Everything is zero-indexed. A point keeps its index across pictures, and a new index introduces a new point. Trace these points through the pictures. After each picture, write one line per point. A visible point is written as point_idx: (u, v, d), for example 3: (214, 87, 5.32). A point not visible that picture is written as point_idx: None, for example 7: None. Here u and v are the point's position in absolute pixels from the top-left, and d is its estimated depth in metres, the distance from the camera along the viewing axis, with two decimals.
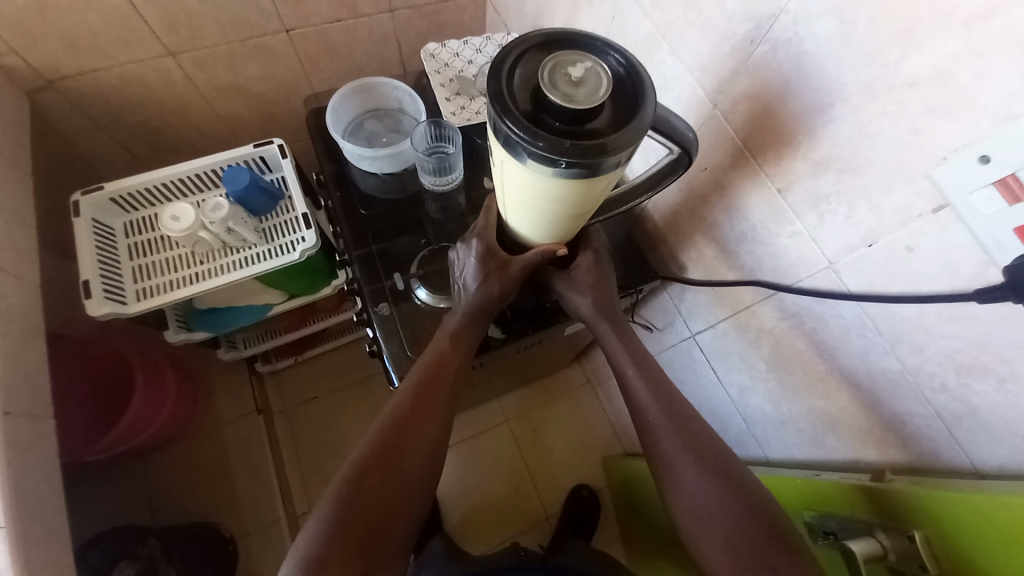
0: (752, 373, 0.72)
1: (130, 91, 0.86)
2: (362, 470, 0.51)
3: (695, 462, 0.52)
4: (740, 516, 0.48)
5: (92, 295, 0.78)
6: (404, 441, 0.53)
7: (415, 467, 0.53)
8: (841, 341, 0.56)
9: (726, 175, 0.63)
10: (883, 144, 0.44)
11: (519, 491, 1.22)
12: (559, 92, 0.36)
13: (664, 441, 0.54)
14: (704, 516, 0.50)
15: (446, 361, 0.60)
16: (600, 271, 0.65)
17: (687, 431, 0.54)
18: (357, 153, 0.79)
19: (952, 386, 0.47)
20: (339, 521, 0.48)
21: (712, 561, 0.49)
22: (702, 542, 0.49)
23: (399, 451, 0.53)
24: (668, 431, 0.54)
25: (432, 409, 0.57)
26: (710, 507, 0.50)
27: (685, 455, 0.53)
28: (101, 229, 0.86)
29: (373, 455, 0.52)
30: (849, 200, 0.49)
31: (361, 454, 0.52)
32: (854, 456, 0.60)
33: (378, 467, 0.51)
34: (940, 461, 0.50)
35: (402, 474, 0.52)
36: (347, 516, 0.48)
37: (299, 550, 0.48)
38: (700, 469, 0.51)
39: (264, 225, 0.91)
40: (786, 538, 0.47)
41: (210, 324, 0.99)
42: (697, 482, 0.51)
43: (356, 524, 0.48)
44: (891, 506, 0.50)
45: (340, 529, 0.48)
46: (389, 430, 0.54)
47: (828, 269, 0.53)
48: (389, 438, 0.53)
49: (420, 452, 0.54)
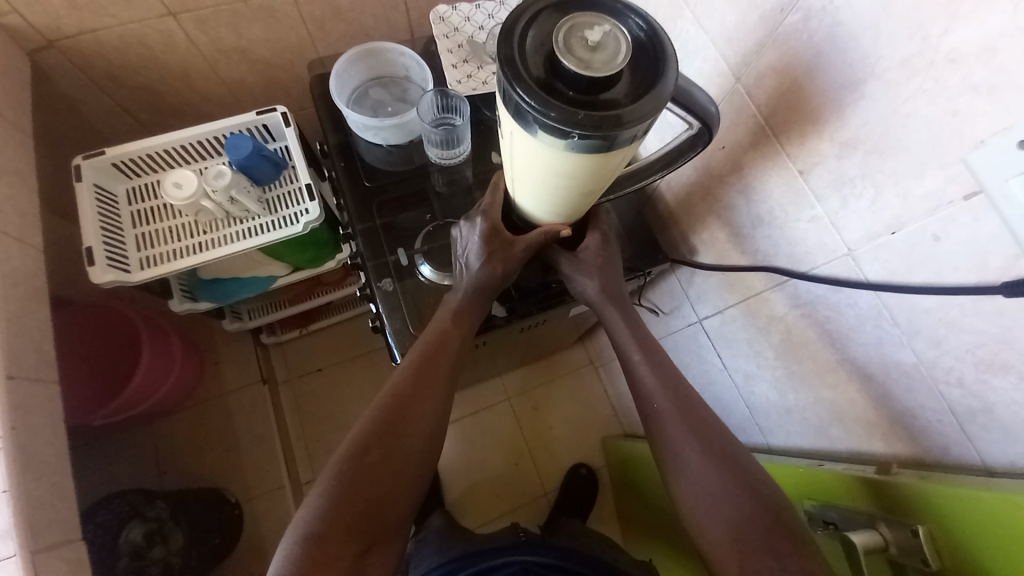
0: (759, 361, 0.71)
1: (131, 53, 0.83)
2: (362, 447, 0.51)
3: (701, 448, 0.51)
4: (745, 503, 0.48)
5: (95, 261, 0.77)
6: (404, 419, 0.53)
7: (415, 444, 0.53)
8: (854, 333, 0.54)
9: (745, 155, 0.60)
10: (917, 126, 0.42)
11: (518, 467, 1.23)
12: (574, 58, 0.33)
13: (670, 428, 0.53)
14: (710, 502, 0.49)
15: (446, 340, 0.59)
16: (608, 252, 0.64)
17: (694, 418, 0.53)
18: (362, 123, 0.76)
19: (969, 381, 0.45)
20: (338, 498, 0.48)
21: (714, 548, 0.48)
22: (706, 529, 0.49)
23: (399, 429, 0.52)
24: (674, 418, 0.54)
25: (433, 388, 0.56)
26: (715, 493, 0.49)
27: (692, 440, 0.52)
28: (103, 196, 0.84)
29: (373, 433, 0.52)
30: (876, 184, 0.47)
31: (361, 432, 0.52)
32: (859, 447, 0.59)
33: (378, 446, 0.51)
34: (949, 456, 0.49)
35: (402, 454, 0.52)
36: (346, 493, 0.48)
37: (299, 524, 0.48)
38: (706, 455, 0.51)
39: (267, 196, 0.90)
40: (790, 526, 0.46)
41: (214, 295, 0.98)
42: (702, 467, 0.50)
43: (356, 501, 0.48)
44: (893, 499, 0.50)
45: (340, 505, 0.48)
46: (389, 407, 0.53)
47: (847, 257, 0.51)
48: (389, 416, 0.53)
49: (420, 431, 0.54)
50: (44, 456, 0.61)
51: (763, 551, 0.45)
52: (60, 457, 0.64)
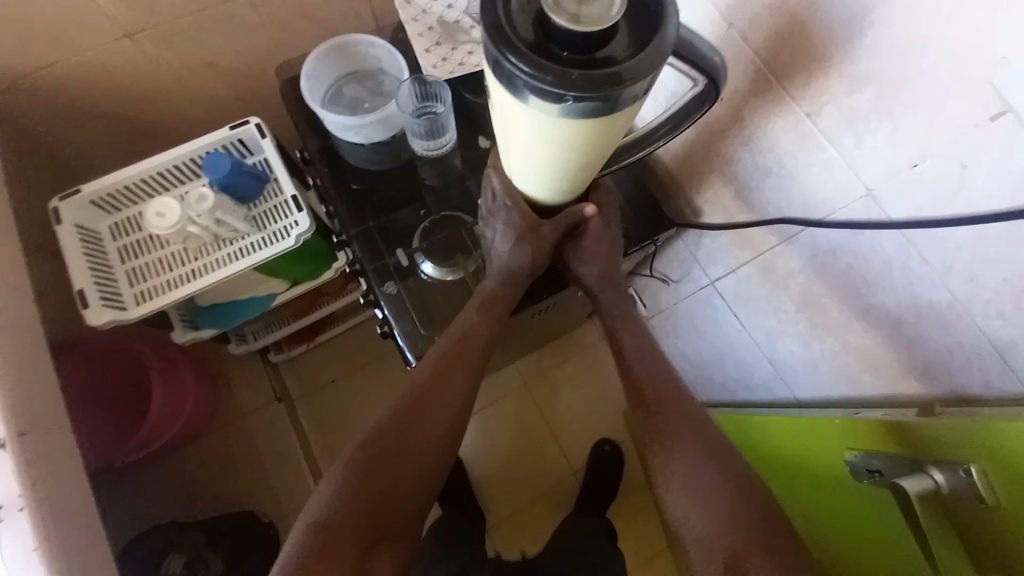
0: (779, 315, 0.69)
1: (94, 82, 0.79)
2: (375, 442, 0.54)
3: (692, 438, 0.56)
4: (731, 493, 0.52)
5: (89, 304, 0.77)
6: (421, 417, 0.57)
7: (429, 440, 0.56)
8: (881, 278, 0.52)
9: (745, 104, 0.57)
10: (930, 48, 0.38)
11: (545, 451, 1.23)
12: (564, 13, 0.30)
13: (659, 418, 0.58)
14: (695, 486, 0.54)
15: (474, 334, 0.61)
16: (610, 236, 0.62)
17: (680, 411, 0.59)
18: (342, 124, 0.72)
19: (1010, 313, 0.43)
20: (350, 490, 0.51)
21: (687, 528, 0.53)
22: (686, 512, 0.53)
23: (415, 425, 0.56)
24: (660, 411, 0.59)
25: (449, 398, 0.58)
26: (705, 480, 0.53)
27: (682, 431, 0.57)
28: (88, 235, 0.82)
29: (389, 428, 0.55)
30: (893, 116, 0.44)
31: (378, 428, 0.55)
32: (892, 390, 0.58)
33: (393, 441, 0.54)
34: (991, 392, 0.48)
35: (415, 447, 0.55)
36: (358, 484, 0.52)
37: (311, 513, 0.51)
38: (698, 445, 0.56)
39: (253, 213, 0.87)
40: (769, 512, 0.51)
41: (216, 320, 0.96)
42: (691, 457, 0.55)
43: (368, 492, 0.52)
44: (917, 438, 0.52)
45: (352, 496, 0.51)
46: (409, 404, 0.57)
47: (867, 197, 0.49)
48: (407, 413, 0.56)
49: (435, 428, 0.57)
50: (68, 508, 0.60)
51: (757, 549, 0.47)
52: (84, 508, 0.62)
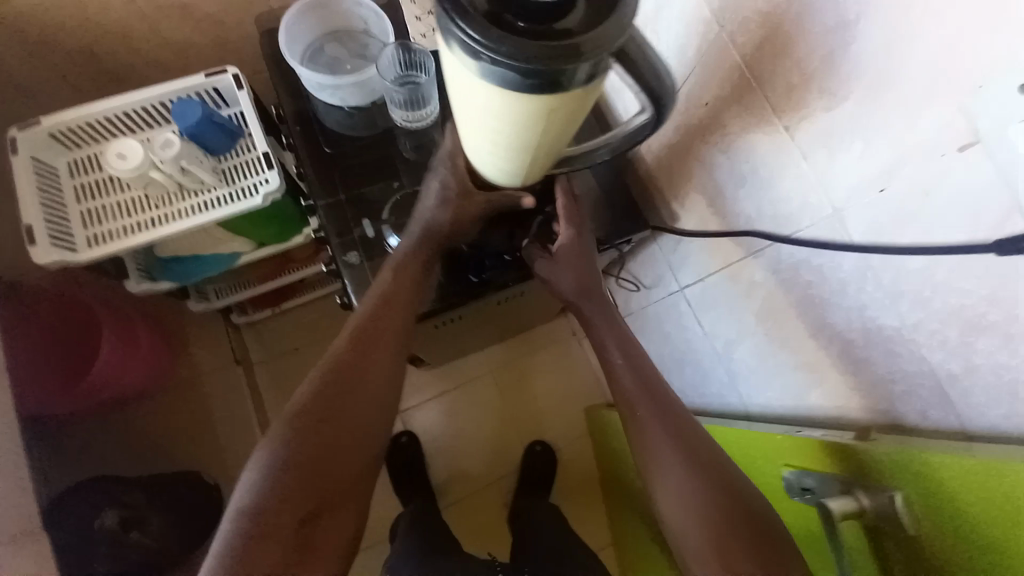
0: (740, 326, 0.69)
1: (61, 13, 0.76)
2: (300, 416, 0.51)
3: (664, 432, 0.54)
4: (711, 496, 0.50)
5: (36, 241, 0.72)
6: (347, 386, 0.54)
7: (360, 412, 0.54)
8: (836, 296, 0.52)
9: (726, 110, 0.56)
10: (910, 66, 0.38)
11: (504, 440, 1.23)
12: None
13: (639, 408, 0.55)
14: (683, 502, 0.50)
15: (394, 296, 0.59)
16: (583, 246, 0.61)
17: (656, 399, 0.55)
18: (317, 81, 0.69)
19: (953, 343, 0.43)
20: (277, 469, 0.49)
21: (684, 540, 0.50)
22: (679, 524, 0.50)
23: (342, 396, 0.53)
24: (641, 398, 0.55)
25: (378, 364, 0.56)
26: (685, 491, 0.51)
27: (655, 422, 0.54)
28: (43, 169, 0.78)
29: (314, 401, 0.52)
30: (866, 135, 0.43)
31: (303, 402, 0.52)
32: (836, 409, 0.58)
33: (318, 414, 0.52)
34: (925, 422, 0.48)
35: (346, 419, 0.53)
36: (286, 462, 0.49)
37: (239, 495, 0.49)
38: (667, 438, 0.53)
39: (223, 166, 0.84)
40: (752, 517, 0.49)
41: (176, 274, 0.92)
42: (669, 461, 0.52)
43: (297, 469, 0.49)
44: (863, 462, 0.51)
45: (279, 474, 0.49)
46: (332, 374, 0.54)
47: (832, 216, 0.49)
48: (332, 383, 0.54)
49: (364, 398, 0.54)
50: None
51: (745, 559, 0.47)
52: None
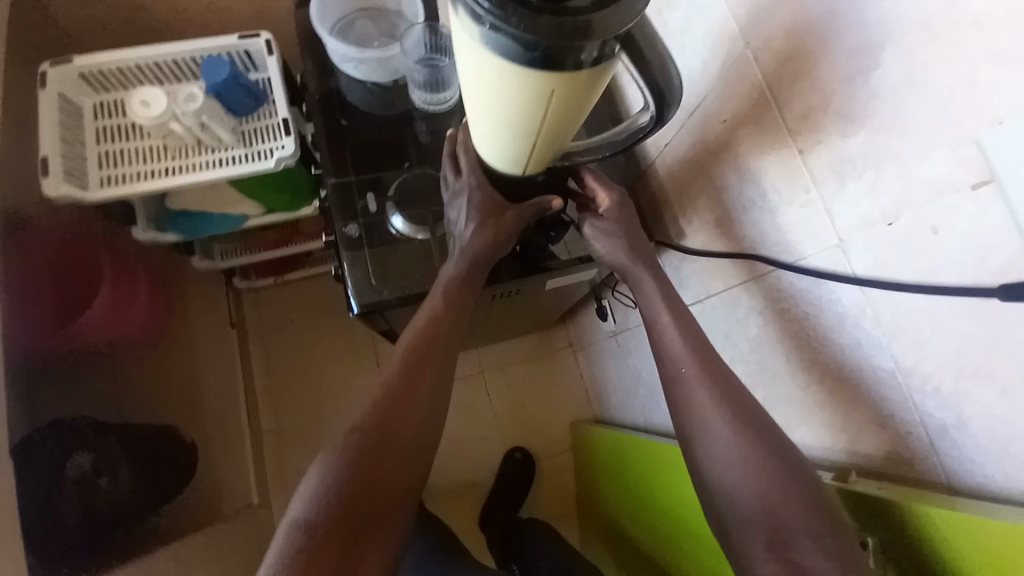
0: (732, 353, 0.67)
1: None
2: (355, 433, 0.47)
3: (736, 433, 0.47)
4: (764, 517, 0.44)
5: (49, 174, 0.72)
6: (400, 403, 0.49)
7: (411, 430, 0.49)
8: (834, 332, 0.50)
9: (743, 128, 0.55)
10: (927, 96, 0.38)
11: (484, 441, 1.21)
12: None
13: (692, 399, 0.49)
14: (732, 503, 0.45)
15: (444, 311, 0.54)
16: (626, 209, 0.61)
17: (735, 412, 0.48)
18: (342, 53, 0.70)
19: (946, 391, 0.42)
20: (331, 487, 0.45)
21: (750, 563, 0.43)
22: (729, 528, 0.45)
23: (397, 412, 0.48)
24: (715, 404, 0.48)
25: (429, 382, 0.51)
26: (740, 494, 0.45)
27: (719, 426, 0.47)
28: (67, 106, 0.79)
29: (368, 419, 0.48)
30: (878, 166, 0.42)
31: (356, 419, 0.48)
32: (820, 451, 0.55)
33: (371, 433, 0.47)
34: (913, 471, 0.46)
35: (399, 438, 0.48)
36: (338, 484, 0.45)
37: (292, 514, 0.45)
38: (738, 441, 0.46)
39: (243, 127, 0.85)
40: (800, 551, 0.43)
41: (182, 228, 0.92)
42: (731, 453, 0.46)
43: (351, 491, 0.45)
44: (867, 505, 0.47)
45: (332, 496, 0.44)
46: (384, 391, 0.50)
47: (836, 247, 0.47)
48: (386, 400, 0.49)
49: (416, 416, 0.49)
50: None
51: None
52: None
